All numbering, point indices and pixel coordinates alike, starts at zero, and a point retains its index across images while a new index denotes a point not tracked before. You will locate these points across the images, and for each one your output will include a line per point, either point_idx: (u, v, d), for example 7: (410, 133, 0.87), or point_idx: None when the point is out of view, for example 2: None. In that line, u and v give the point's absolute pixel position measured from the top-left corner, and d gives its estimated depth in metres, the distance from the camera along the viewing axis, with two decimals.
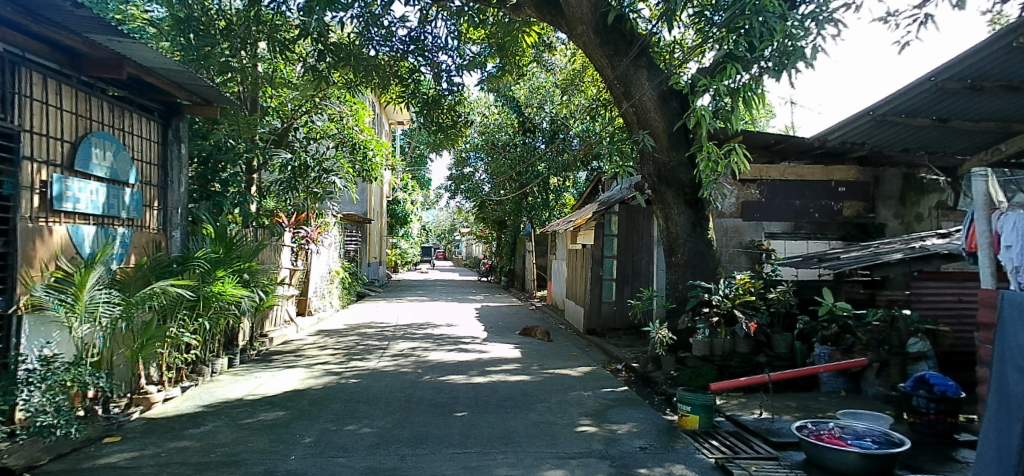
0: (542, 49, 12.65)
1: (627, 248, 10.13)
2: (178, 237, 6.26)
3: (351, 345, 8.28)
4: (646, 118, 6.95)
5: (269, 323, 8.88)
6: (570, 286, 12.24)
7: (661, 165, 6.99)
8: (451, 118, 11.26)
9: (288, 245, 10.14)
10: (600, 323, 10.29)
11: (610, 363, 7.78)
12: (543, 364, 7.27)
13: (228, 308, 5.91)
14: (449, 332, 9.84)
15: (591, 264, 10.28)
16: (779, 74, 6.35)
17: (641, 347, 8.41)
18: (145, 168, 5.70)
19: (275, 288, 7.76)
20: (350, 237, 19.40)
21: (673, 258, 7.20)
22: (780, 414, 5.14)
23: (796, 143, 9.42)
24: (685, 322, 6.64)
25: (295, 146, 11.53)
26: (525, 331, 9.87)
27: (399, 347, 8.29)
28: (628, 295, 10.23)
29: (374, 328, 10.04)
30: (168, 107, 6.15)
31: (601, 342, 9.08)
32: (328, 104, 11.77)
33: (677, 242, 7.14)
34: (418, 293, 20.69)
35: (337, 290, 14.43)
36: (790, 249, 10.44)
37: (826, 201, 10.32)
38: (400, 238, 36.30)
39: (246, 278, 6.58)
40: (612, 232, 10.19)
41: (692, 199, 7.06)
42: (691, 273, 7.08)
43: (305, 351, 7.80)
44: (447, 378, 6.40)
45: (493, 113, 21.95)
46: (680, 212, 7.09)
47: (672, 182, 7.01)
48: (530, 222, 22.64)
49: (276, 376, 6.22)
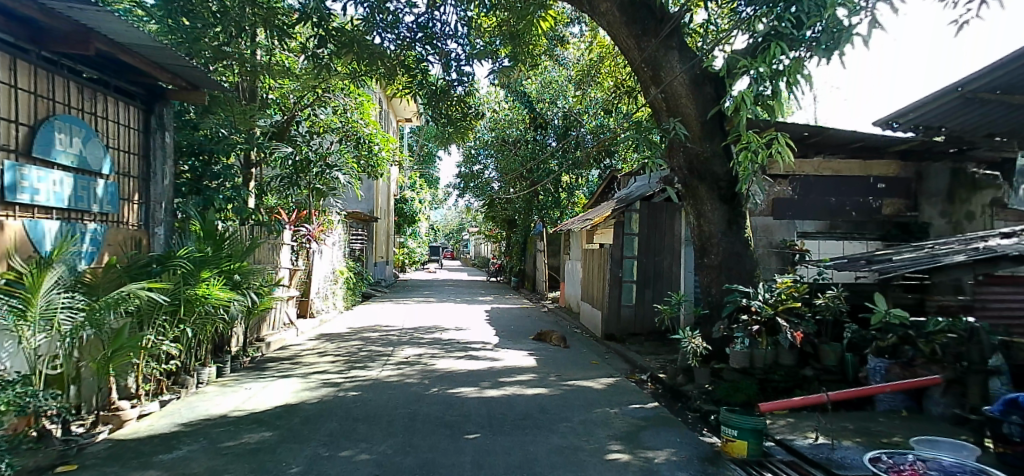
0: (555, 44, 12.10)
1: (650, 248, 9.47)
2: (162, 234, 5.69)
3: (353, 352, 7.69)
4: (677, 104, 6.31)
5: (266, 326, 8.34)
6: (586, 289, 11.58)
7: (693, 156, 6.32)
8: (462, 111, 10.63)
9: (287, 244, 9.57)
10: (619, 328, 9.63)
11: (634, 374, 7.11)
12: (562, 375, 6.61)
13: (213, 312, 5.35)
14: (458, 337, 9.23)
15: (610, 264, 9.64)
16: (829, 55, 5.67)
17: (667, 356, 7.74)
18: (122, 157, 5.12)
19: (271, 289, 7.19)
20: (356, 236, 18.94)
21: (705, 259, 6.52)
22: (840, 440, 4.44)
23: (833, 135, 8.71)
24: (721, 331, 5.96)
25: (297, 140, 11.00)
26: (539, 336, 9.22)
27: (404, 353, 7.69)
28: (650, 298, 9.55)
29: (378, 332, 9.46)
30: (150, 92, 5.55)
31: (622, 350, 8.42)
32: (332, 97, 11.27)
33: (710, 242, 6.46)
34: (426, 294, 20.13)
35: (341, 290, 13.88)
36: (824, 250, 9.72)
37: (864, 199, 9.66)
38: (408, 237, 35.76)
39: (236, 280, 6.01)
40: (633, 231, 9.54)
41: (727, 194, 6.37)
42: (726, 277, 6.40)
43: (302, 358, 7.22)
44: (456, 391, 5.77)
45: (502, 109, 21.33)
46: (714, 208, 6.40)
47: (705, 175, 6.33)
48: (541, 221, 21.97)
49: (267, 388, 5.63)
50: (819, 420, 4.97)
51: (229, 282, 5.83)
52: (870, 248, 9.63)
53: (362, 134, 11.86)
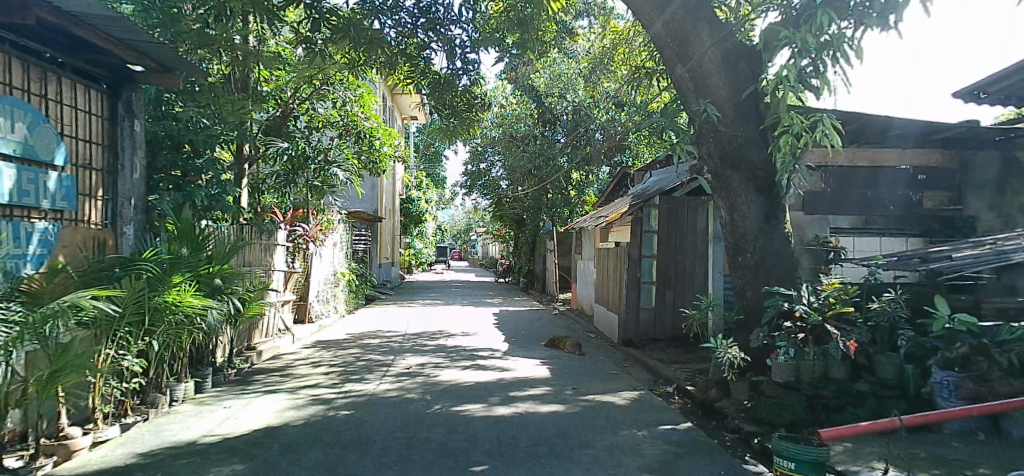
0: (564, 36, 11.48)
1: (670, 246, 8.81)
2: (133, 233, 5.07)
3: (350, 361, 7.05)
4: (706, 84, 5.62)
5: (257, 333, 7.77)
6: (600, 290, 10.90)
7: (725, 142, 5.61)
8: (467, 102, 9.93)
9: (283, 245, 8.98)
10: (637, 333, 8.94)
11: (659, 386, 6.43)
12: (580, 389, 5.92)
13: (187, 321, 4.72)
14: (464, 344, 8.57)
15: (628, 264, 8.96)
16: (884, 24, 4.96)
17: (694, 364, 7.05)
18: (81, 146, 4.48)
19: (261, 294, 6.57)
20: (360, 237, 18.40)
21: (740, 259, 5.81)
22: (917, 472, 3.73)
23: (872, 122, 7.95)
24: (760, 339, 5.27)
25: (295, 136, 10.50)
26: (552, 342, 8.55)
27: (406, 363, 7.05)
28: (670, 300, 8.87)
29: (379, 339, 8.82)
30: (116, 74, 4.92)
31: (643, 357, 7.75)
32: (331, 89, 10.73)
33: (745, 239, 5.74)
34: (432, 296, 19.52)
35: (343, 293, 13.28)
36: (860, 246, 8.98)
37: (902, 191, 8.92)
38: (414, 237, 35.18)
39: (215, 284, 5.38)
40: (652, 228, 8.88)
41: (765, 184, 5.65)
42: (764, 278, 5.68)
43: (294, 369, 6.59)
44: (461, 408, 5.12)
45: (509, 104, 20.67)
46: (750, 201, 5.68)
47: (740, 163, 5.62)
48: (550, 220, 21.28)
49: (249, 406, 4.99)
50: (884, 446, 4.25)
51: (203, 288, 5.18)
52: (910, 245, 8.87)
53: (363, 128, 11.25)
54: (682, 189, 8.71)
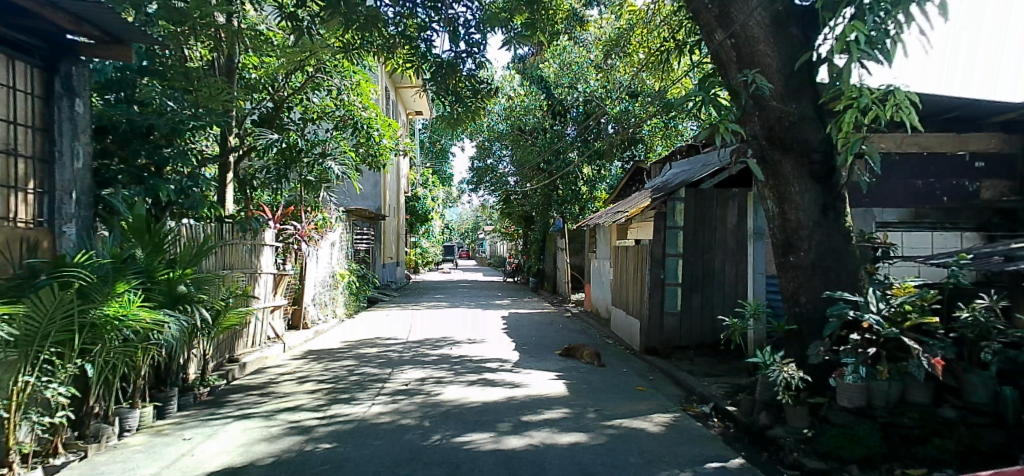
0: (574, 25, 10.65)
1: (697, 243, 8.02)
2: (77, 231, 4.32)
3: (341, 376, 6.29)
4: (752, 52, 4.79)
5: (241, 343, 7.05)
6: (618, 293, 10.05)
7: (773, 121, 4.74)
8: (472, 88, 8.95)
9: (272, 245, 8.22)
10: (661, 340, 8.10)
11: (693, 406, 5.58)
12: (603, 411, 5.07)
13: (137, 338, 3.95)
14: (470, 353, 7.78)
15: (650, 264, 8.12)
16: None
17: (731, 379, 6.20)
18: (3, 128, 3.70)
19: (238, 301, 5.78)
20: (361, 235, 17.73)
21: (792, 259, 4.95)
22: None
23: (929, 101, 7.00)
24: (821, 355, 4.36)
25: (289, 127, 9.97)
26: (567, 351, 7.73)
27: (404, 377, 6.26)
28: (699, 303, 8.03)
29: (377, 348, 8.05)
30: (52, 43, 4.13)
31: (671, 369, 6.89)
32: (326, 77, 9.98)
33: (797, 236, 4.88)
34: (438, 297, 18.71)
35: (342, 296, 12.53)
36: (910, 243, 8.04)
37: (957, 180, 7.97)
38: (420, 236, 34.45)
39: (178, 292, 4.57)
40: (677, 224, 8.04)
41: (821, 170, 4.77)
42: (822, 282, 4.80)
43: (276, 386, 5.80)
44: (465, 438, 4.30)
45: (517, 95, 19.78)
46: (804, 190, 4.81)
47: (792, 145, 4.73)
48: (560, 216, 20.45)
49: (212, 438, 4.20)
50: None
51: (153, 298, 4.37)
52: (966, 241, 7.93)
53: (360, 118, 10.52)
54: (710, 180, 7.84)
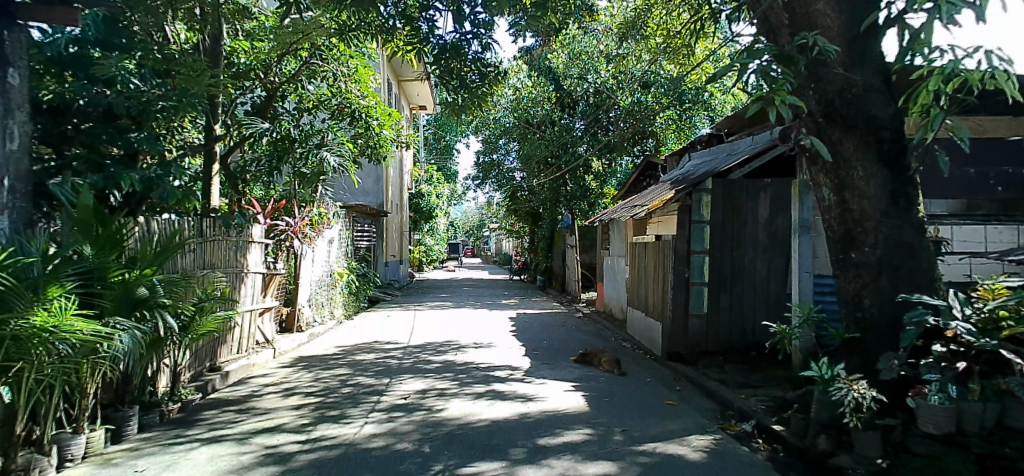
0: (583, 12, 10.01)
1: (725, 239, 7.33)
2: (11, 223, 3.63)
3: (332, 388, 5.61)
4: (806, 13, 4.11)
5: (223, 349, 6.40)
6: (636, 292, 9.34)
7: (833, 93, 4.05)
8: (479, 72, 8.18)
9: (260, 243, 7.55)
10: (686, 344, 7.40)
11: (732, 424, 4.86)
12: (631, 432, 4.36)
13: (77, 352, 3.27)
14: (476, 359, 7.10)
15: (674, 263, 7.44)
16: None
17: (772, 392, 5.47)
18: None
19: (214, 305, 5.12)
20: (361, 232, 17.07)
21: (852, 256, 4.25)
22: None
23: None
24: (897, 370, 3.61)
25: (283, 117, 9.39)
26: (582, 357, 7.03)
27: (402, 389, 5.58)
28: (726, 305, 7.33)
29: (375, 354, 7.38)
30: None
31: (700, 379, 6.18)
32: (321, 63, 9.32)
33: (860, 229, 4.16)
34: (442, 297, 18.01)
35: (341, 296, 11.89)
36: (961, 236, 7.09)
37: (1012, 168, 7.20)
38: (425, 234, 33.84)
39: (137, 295, 3.92)
40: (703, 218, 7.33)
41: (889, 149, 4.04)
42: (890, 282, 4.08)
43: (258, 400, 5.13)
44: (472, 468, 3.59)
45: (525, 87, 19.04)
46: (869, 174, 4.08)
47: (855, 121, 4.02)
48: (569, 213, 19.74)
49: (170, 469, 3.51)
50: None
51: (98, 304, 3.70)
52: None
53: (357, 106, 9.88)
54: (740, 169, 7.23)
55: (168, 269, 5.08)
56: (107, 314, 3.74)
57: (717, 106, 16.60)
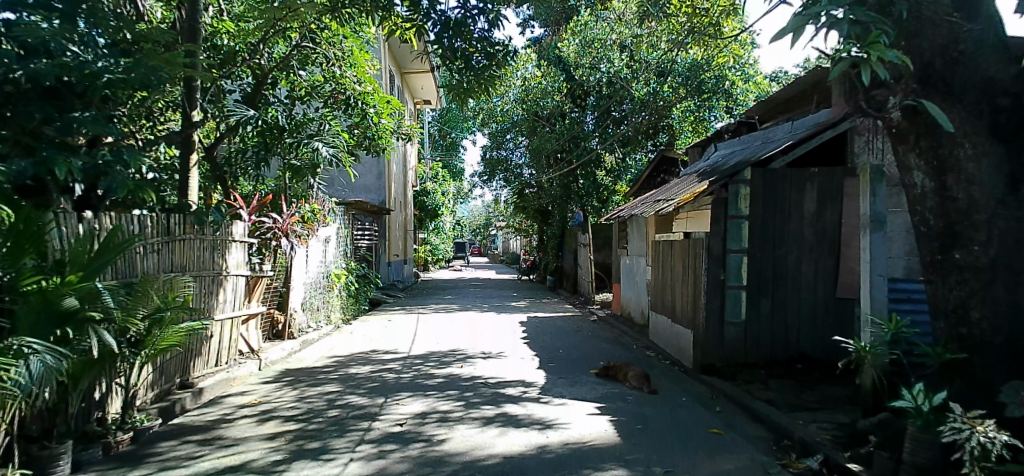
0: None
1: (765, 236, 6.50)
2: None
3: (317, 410, 4.81)
4: None
5: (195, 363, 5.64)
6: (660, 296, 8.47)
7: (936, 51, 3.22)
8: (487, 50, 7.25)
9: (243, 242, 6.79)
10: (721, 356, 6.54)
11: (793, 459, 4.00)
12: (676, 474, 3.52)
13: None
14: (484, 373, 6.28)
15: (707, 263, 6.59)
16: None
17: (837, 418, 4.60)
18: None
19: (177, 315, 4.32)
20: (363, 230, 16.36)
21: (956, 257, 3.35)
22: None
23: None
24: None
25: (274, 106, 8.63)
26: (605, 371, 6.21)
27: (399, 412, 4.77)
28: (768, 311, 6.50)
29: (371, 366, 6.60)
30: None
31: (743, 399, 5.34)
32: (314, 45, 8.53)
33: (966, 223, 3.27)
34: (447, 298, 17.20)
35: (338, 299, 11.13)
36: None
37: None
38: (431, 233, 33.10)
39: (61, 307, 3.14)
40: (741, 213, 6.45)
41: (1008, 120, 3.13)
42: (1009, 292, 3.17)
43: (227, 427, 4.34)
44: None
45: (534, 77, 18.23)
46: (982, 152, 3.17)
47: (965, 85, 3.16)
48: (580, 211, 18.91)
49: None
50: None
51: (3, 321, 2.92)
52: None
53: (352, 92, 9.08)
54: (783, 157, 6.45)
55: (113, 273, 4.26)
56: (14, 334, 2.98)
57: (739, 96, 15.64)
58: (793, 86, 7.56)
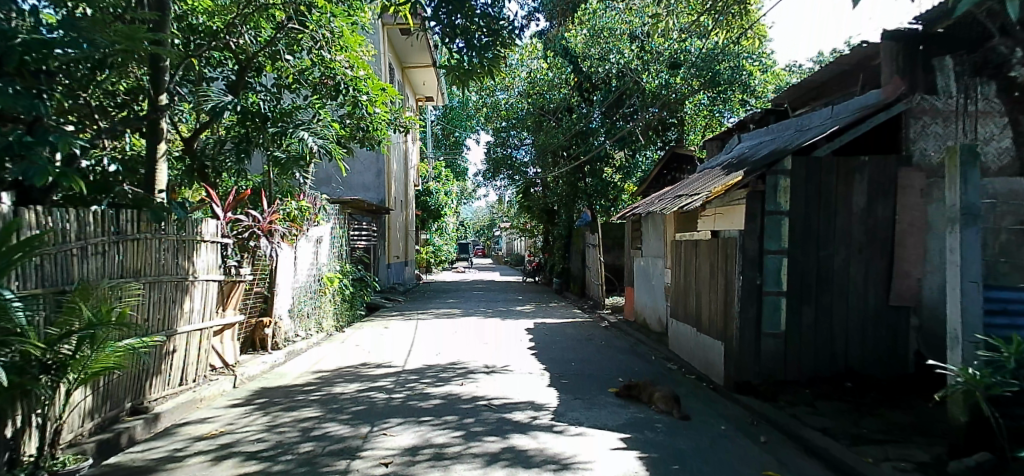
0: None
1: (808, 235, 5.69)
2: None
3: (287, 444, 4.02)
4: None
5: (152, 380, 4.88)
6: (682, 302, 7.66)
7: None
8: (491, 26, 6.48)
9: (216, 242, 6.02)
10: (759, 372, 5.72)
11: None
12: None
13: None
14: (487, 392, 5.48)
15: (741, 265, 5.79)
16: None
17: (914, 455, 3.78)
18: None
19: (115, 331, 3.51)
20: (361, 231, 15.60)
21: None
22: None
23: None
24: None
25: (258, 93, 7.87)
26: (626, 390, 5.41)
27: (386, 446, 3.96)
28: (811, 320, 5.68)
29: (358, 385, 5.82)
30: None
31: (792, 426, 4.53)
32: (300, 26, 7.76)
33: None
34: (449, 302, 16.40)
35: (331, 304, 10.37)
36: None
37: None
38: (433, 234, 32.29)
39: None
40: (780, 208, 5.65)
41: None
42: None
43: (173, 470, 3.54)
44: None
45: (540, 69, 17.39)
46: None
47: None
48: (588, 210, 18.10)
49: None
50: None
51: None
52: None
53: (342, 77, 8.39)
54: (828, 143, 5.66)
55: (26, 277, 3.37)
56: None
57: (757, 88, 14.77)
58: (833, 66, 6.73)
